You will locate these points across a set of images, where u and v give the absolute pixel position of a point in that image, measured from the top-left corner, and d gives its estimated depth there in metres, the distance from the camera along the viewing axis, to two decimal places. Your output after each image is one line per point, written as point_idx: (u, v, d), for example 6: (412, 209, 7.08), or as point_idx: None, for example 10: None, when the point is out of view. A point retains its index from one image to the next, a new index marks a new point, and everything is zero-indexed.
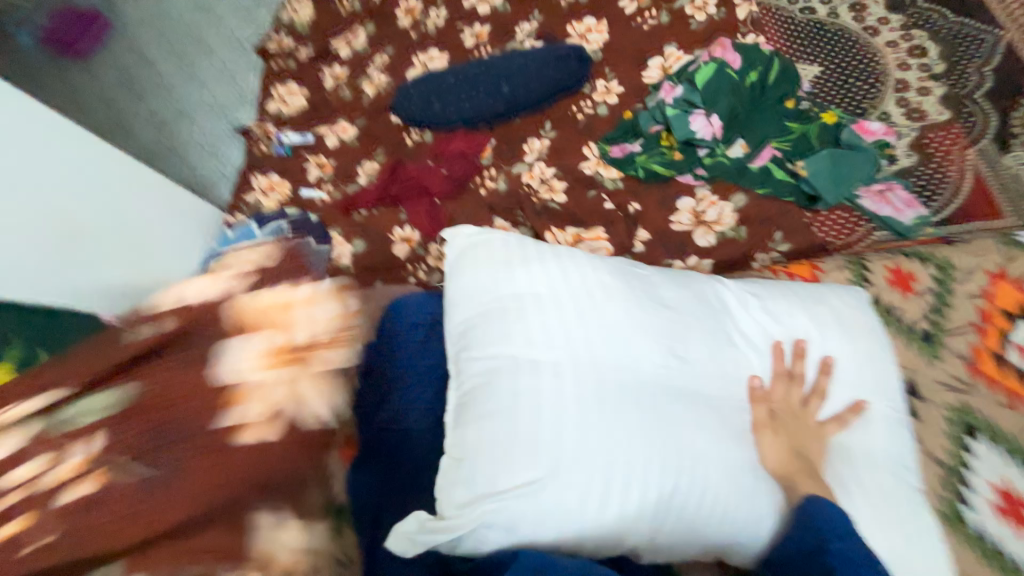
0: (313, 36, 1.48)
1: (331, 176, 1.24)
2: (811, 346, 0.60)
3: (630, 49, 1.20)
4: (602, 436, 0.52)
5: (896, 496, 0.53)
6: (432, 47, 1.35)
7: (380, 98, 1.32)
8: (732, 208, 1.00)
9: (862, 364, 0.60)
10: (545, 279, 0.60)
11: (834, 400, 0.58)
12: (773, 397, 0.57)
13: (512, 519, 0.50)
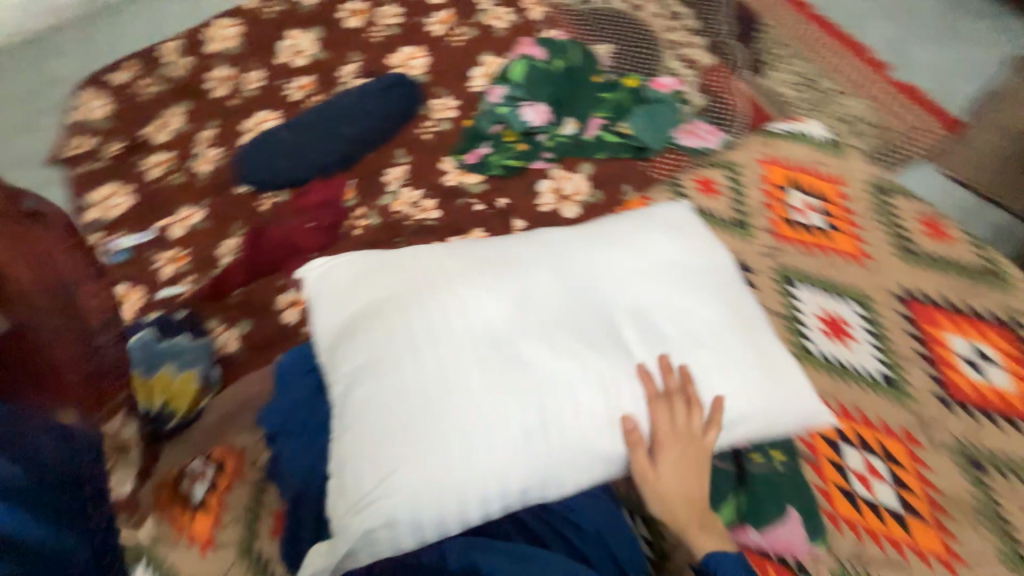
0: (19, 77, 1.08)
1: (179, 261, 0.90)
2: (652, 252, 0.62)
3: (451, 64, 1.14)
4: (470, 401, 0.50)
5: (761, 381, 0.57)
6: (216, 66, 1.12)
7: (175, 144, 1.03)
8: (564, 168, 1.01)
9: (695, 264, 0.63)
10: (389, 271, 0.58)
11: (686, 293, 0.60)
12: (632, 308, 0.58)
13: (405, 516, 0.48)
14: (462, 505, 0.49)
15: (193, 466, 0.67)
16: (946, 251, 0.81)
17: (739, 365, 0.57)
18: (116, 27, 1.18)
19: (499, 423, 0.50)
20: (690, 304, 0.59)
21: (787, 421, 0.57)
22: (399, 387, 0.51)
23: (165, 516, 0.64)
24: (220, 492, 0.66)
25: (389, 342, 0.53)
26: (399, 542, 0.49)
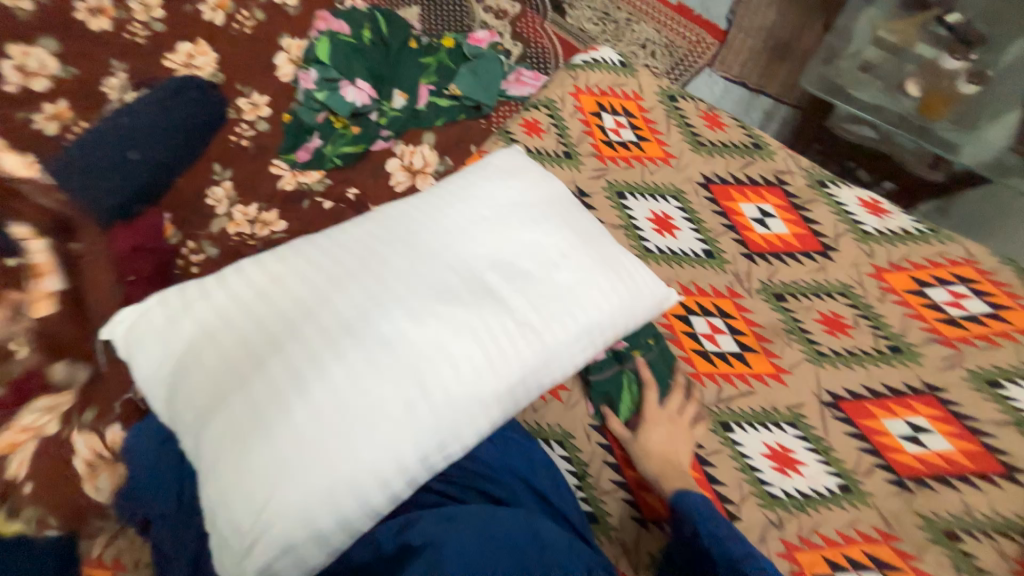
0: (73, 104, 1.20)
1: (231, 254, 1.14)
2: (488, 190, 0.73)
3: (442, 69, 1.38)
4: (338, 390, 0.54)
5: (617, 302, 0.68)
6: (249, 91, 1.30)
7: (227, 152, 1.23)
8: (553, 141, 0.97)
9: (532, 216, 0.71)
10: (224, 289, 0.60)
11: (516, 224, 0.69)
12: (499, 266, 0.65)
13: (296, 527, 0.50)
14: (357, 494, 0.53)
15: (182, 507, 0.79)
16: (855, 344, 0.83)
17: (600, 293, 0.67)
18: (162, 51, 1.30)
19: (375, 403, 0.54)
20: (535, 229, 0.70)
21: (634, 307, 0.70)
22: (259, 401, 0.53)
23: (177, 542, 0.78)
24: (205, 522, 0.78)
25: (234, 362, 0.55)
26: (307, 557, 0.52)
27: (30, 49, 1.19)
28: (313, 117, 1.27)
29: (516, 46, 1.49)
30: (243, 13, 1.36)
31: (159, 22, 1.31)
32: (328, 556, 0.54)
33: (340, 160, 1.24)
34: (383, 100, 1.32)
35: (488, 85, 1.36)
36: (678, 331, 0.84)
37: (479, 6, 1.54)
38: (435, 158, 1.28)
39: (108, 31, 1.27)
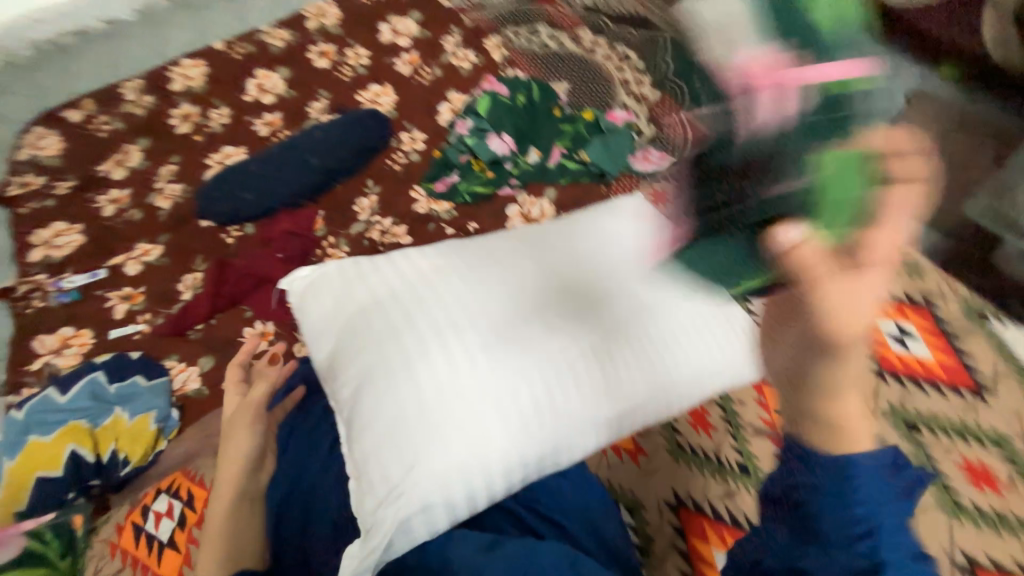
0: (283, 117, 1.55)
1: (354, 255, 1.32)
2: (599, 238, 0.85)
3: (572, 132, 1.50)
4: (454, 376, 0.68)
5: (689, 356, 0.77)
6: (412, 128, 1.54)
7: (378, 172, 1.46)
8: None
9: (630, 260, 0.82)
10: (376, 279, 0.77)
11: (619, 271, 0.80)
12: (595, 308, 0.77)
13: (415, 492, 0.65)
14: (458, 472, 0.66)
15: None
16: None
17: (676, 345, 0.77)
18: (358, 89, 1.62)
19: (478, 394, 0.68)
20: (628, 277, 0.80)
21: (708, 370, 0.78)
22: (394, 366, 0.69)
23: None
24: None
25: (379, 331, 0.72)
26: (427, 519, 0.67)
27: (270, 73, 1.62)
28: (458, 157, 1.46)
29: (650, 128, 1.59)
30: (425, 69, 1.66)
31: (363, 68, 1.66)
32: (441, 526, 0.68)
33: (470, 197, 1.39)
34: (520, 153, 1.46)
35: (614, 157, 1.45)
36: (774, 424, 0.84)
37: (623, 88, 1.67)
38: (552, 212, 1.39)
39: (326, 70, 1.65)
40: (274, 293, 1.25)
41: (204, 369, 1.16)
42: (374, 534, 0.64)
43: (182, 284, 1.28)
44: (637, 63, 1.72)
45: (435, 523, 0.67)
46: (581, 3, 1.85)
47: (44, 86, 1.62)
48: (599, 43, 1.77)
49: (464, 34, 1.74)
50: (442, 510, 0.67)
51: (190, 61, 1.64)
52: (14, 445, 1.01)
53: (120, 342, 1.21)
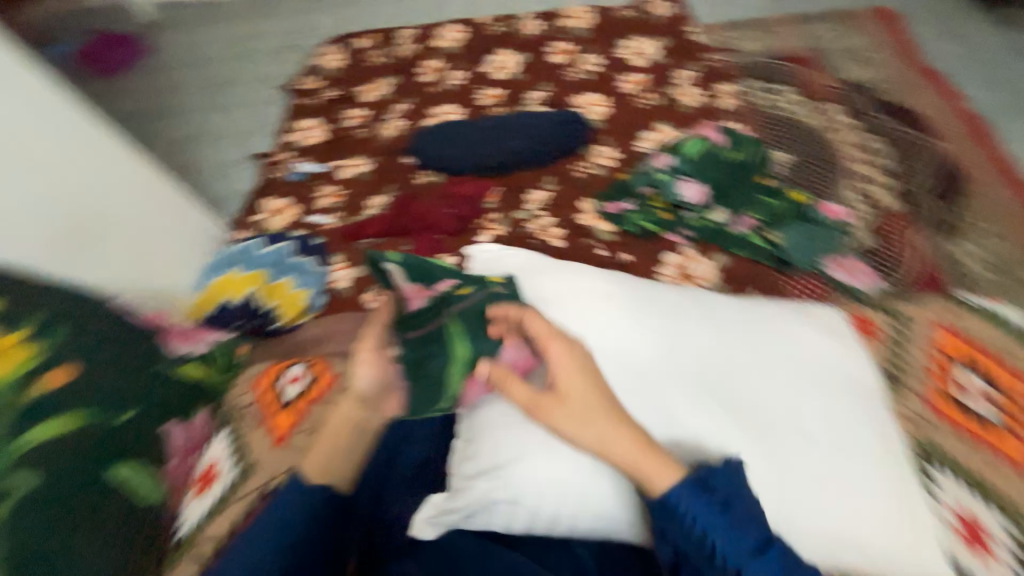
0: (504, 95, 1.69)
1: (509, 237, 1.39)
2: (802, 341, 0.72)
3: (774, 208, 1.35)
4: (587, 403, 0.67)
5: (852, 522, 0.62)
6: (610, 143, 1.55)
7: (562, 173, 1.50)
8: (882, 354, 0.83)
9: (827, 382, 0.69)
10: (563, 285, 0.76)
11: (809, 388, 0.68)
12: (763, 411, 0.66)
13: (505, 482, 0.67)
14: (555, 494, 0.66)
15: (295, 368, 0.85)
16: None
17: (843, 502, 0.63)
18: (578, 90, 1.67)
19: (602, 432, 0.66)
20: (832, 407, 0.67)
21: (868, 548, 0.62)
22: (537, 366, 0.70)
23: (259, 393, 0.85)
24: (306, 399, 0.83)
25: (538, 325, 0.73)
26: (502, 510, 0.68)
27: (510, 55, 1.78)
28: (642, 188, 1.42)
29: (868, 238, 1.34)
30: (648, 94, 1.63)
31: (590, 73, 1.70)
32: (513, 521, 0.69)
33: (636, 229, 1.36)
34: (706, 208, 1.37)
35: (808, 251, 1.28)
36: None
37: (855, 182, 1.45)
38: (714, 277, 1.28)
39: (557, 65, 1.74)
40: (432, 240, 1.38)
41: (355, 275, 1.34)
42: (460, 498, 0.69)
43: (370, 201, 1.50)
44: (884, 162, 1.48)
45: (512, 522, 0.67)
46: (844, 80, 1.66)
47: (355, 20, 2.08)
48: (847, 126, 1.56)
49: (703, 72, 1.68)
50: (524, 515, 0.67)
51: (456, 26, 1.88)
52: (220, 268, 1.28)
53: (311, 226, 1.46)
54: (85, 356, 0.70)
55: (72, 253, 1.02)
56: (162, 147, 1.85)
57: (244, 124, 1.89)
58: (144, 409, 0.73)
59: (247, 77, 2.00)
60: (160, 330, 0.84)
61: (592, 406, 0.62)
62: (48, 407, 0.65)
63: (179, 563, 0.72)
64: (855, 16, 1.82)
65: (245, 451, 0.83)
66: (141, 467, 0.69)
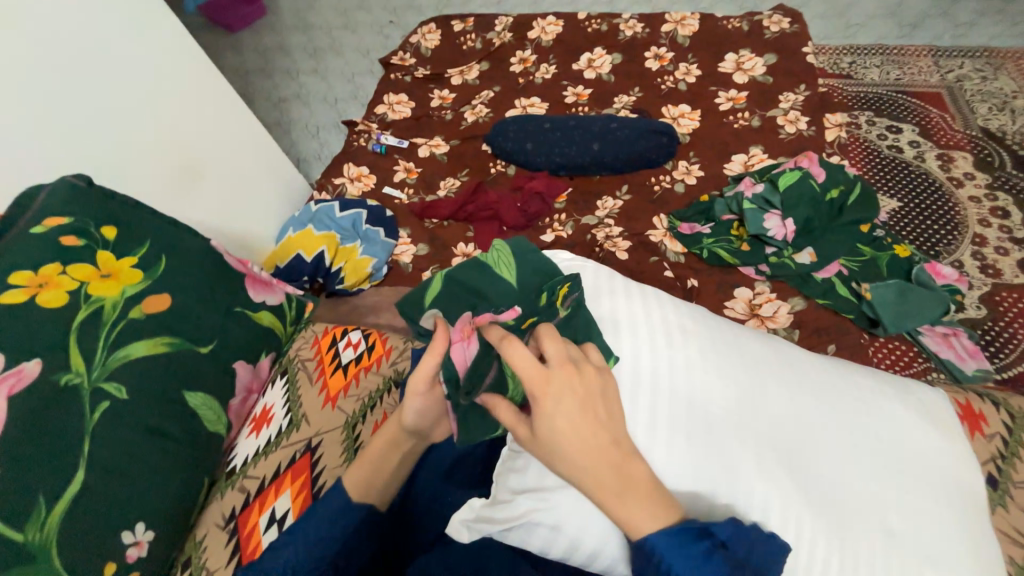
0: (591, 96, 1.65)
1: (574, 239, 1.36)
2: (913, 429, 0.60)
3: (869, 259, 1.23)
4: (647, 443, 0.56)
5: None
6: (694, 160, 1.47)
7: (639, 184, 1.44)
8: (983, 452, 0.65)
9: (941, 486, 0.56)
10: (630, 304, 0.69)
11: (920, 486, 0.55)
12: (861, 503, 0.53)
13: (542, 509, 0.57)
14: (604, 530, 0.55)
15: (352, 334, 0.87)
16: None
17: None
18: (669, 100, 1.59)
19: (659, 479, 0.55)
20: (929, 508, 0.54)
21: None
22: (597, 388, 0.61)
23: (318, 351, 0.84)
24: (358, 366, 0.82)
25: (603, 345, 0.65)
26: (531, 538, 0.58)
27: (605, 55, 1.73)
28: (723, 213, 1.33)
29: (976, 309, 1.20)
30: (745, 113, 1.52)
31: (685, 84, 1.61)
32: (540, 550, 0.59)
33: (707, 255, 1.29)
34: (791, 247, 1.26)
35: (905, 316, 1.13)
36: None
37: (971, 246, 1.28)
38: (786, 321, 1.18)
39: (652, 71, 1.67)
40: (496, 230, 1.38)
41: (418, 253, 1.37)
42: (500, 511, 0.58)
43: (443, 182, 1.53)
44: (1013, 226, 1.30)
45: (549, 547, 0.58)
46: (981, 127, 1.46)
47: (455, 5, 2.14)
48: (975, 178, 1.38)
49: (809, 98, 1.50)
50: (564, 544, 0.57)
51: (553, 18, 1.84)
52: (300, 224, 1.36)
53: (384, 197, 1.51)
54: (170, 286, 0.71)
55: (177, 181, 1.05)
56: (264, 105, 1.99)
57: (338, 91, 1.98)
58: (215, 346, 0.72)
59: (347, 48, 2.10)
60: (245, 273, 0.80)
61: (563, 434, 0.47)
62: (143, 334, 0.66)
63: (229, 493, 0.70)
64: (1007, 56, 1.59)
65: (298, 404, 0.77)
66: (204, 393, 0.70)
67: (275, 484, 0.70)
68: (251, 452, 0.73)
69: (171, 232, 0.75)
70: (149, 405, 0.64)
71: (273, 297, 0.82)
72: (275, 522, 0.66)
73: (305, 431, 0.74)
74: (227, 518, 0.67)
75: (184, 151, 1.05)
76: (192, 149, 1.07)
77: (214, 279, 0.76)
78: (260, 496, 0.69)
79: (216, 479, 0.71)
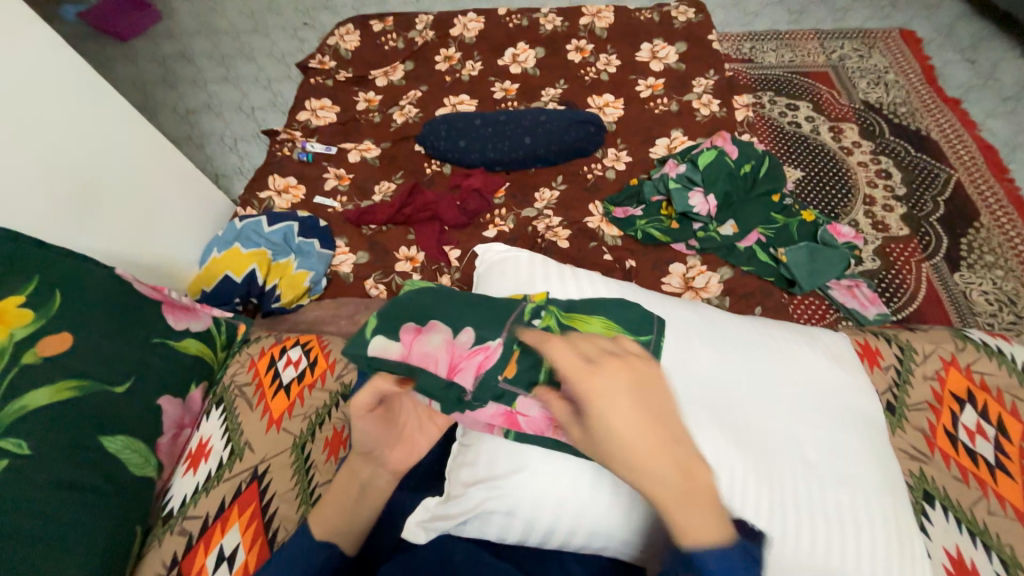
0: (519, 91, 1.67)
1: (515, 232, 1.38)
2: (819, 370, 0.67)
3: (782, 225, 1.35)
4: None
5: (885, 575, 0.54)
6: (622, 146, 1.53)
7: (573, 173, 1.49)
8: (881, 383, 0.73)
9: (846, 417, 0.63)
10: (566, 290, 0.72)
11: (828, 420, 0.62)
12: (783, 443, 0.59)
13: (499, 497, 0.58)
14: (556, 507, 0.57)
15: (292, 350, 0.82)
16: None
17: (871, 553, 0.54)
18: (593, 91, 1.65)
19: None
20: (838, 439, 0.61)
21: None
22: None
23: (255, 373, 0.79)
24: (302, 384, 0.78)
25: None
26: (490, 528, 0.59)
27: (528, 49, 1.76)
28: (652, 194, 1.41)
29: (872, 261, 1.35)
30: (664, 99, 1.60)
31: (607, 75, 1.68)
32: (502, 538, 0.59)
33: (642, 236, 1.35)
34: (715, 221, 1.35)
35: (816, 273, 1.26)
36: None
37: (863, 206, 1.44)
38: (718, 290, 1.27)
39: (575, 63, 1.71)
40: (438, 230, 1.37)
41: (359, 262, 1.33)
42: (456, 505, 0.58)
43: (377, 187, 1.49)
44: (894, 185, 1.48)
45: (507, 534, 0.59)
46: (863, 100, 1.64)
47: (372, 4, 2.08)
48: (861, 146, 1.55)
49: (718, 81, 1.61)
50: (519, 528, 0.58)
51: (474, 15, 1.84)
52: (225, 244, 1.28)
53: (316, 207, 1.45)
54: (72, 324, 0.64)
55: (69, 209, 0.94)
56: (170, 119, 1.83)
57: (254, 98, 1.86)
58: (132, 383, 0.66)
59: (260, 53, 1.98)
60: (162, 300, 0.74)
61: (613, 418, 0.44)
62: (43, 380, 0.59)
63: (168, 539, 0.64)
64: (877, 37, 1.79)
65: (239, 432, 0.73)
66: (124, 435, 0.64)
67: (220, 521, 0.65)
68: (189, 491, 0.68)
69: (67, 265, 0.68)
70: (58, 458, 0.58)
71: (198, 325, 0.77)
72: (224, 560, 0.61)
73: (250, 459, 0.70)
74: (168, 565, 0.62)
75: (74, 175, 0.94)
76: (84, 172, 0.96)
77: (126, 310, 0.70)
78: (204, 536, 0.64)
79: (151, 526, 0.65)
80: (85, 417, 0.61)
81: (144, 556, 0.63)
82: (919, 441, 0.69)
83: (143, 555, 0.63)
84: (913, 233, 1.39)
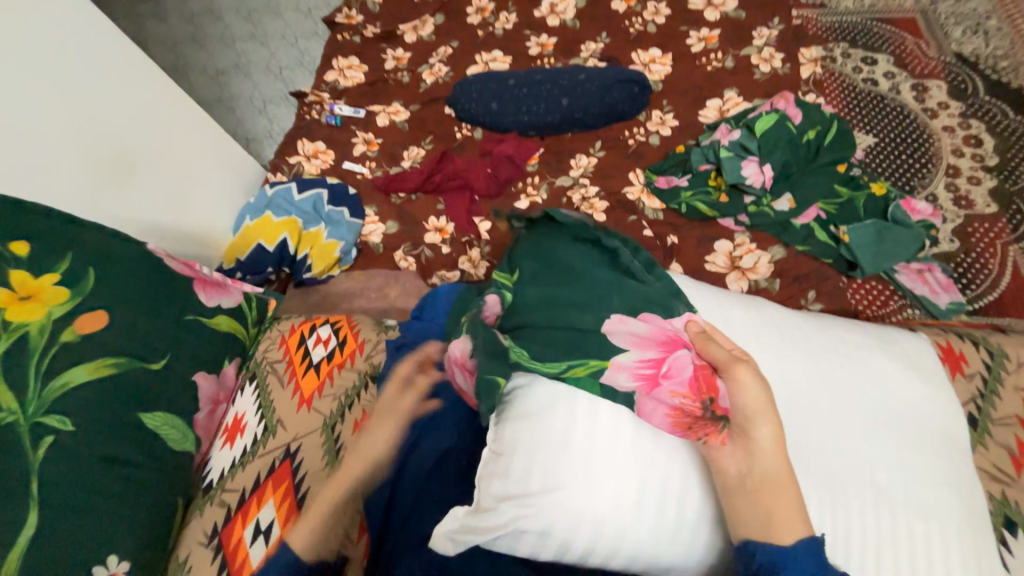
0: (556, 45, 1.54)
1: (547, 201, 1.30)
2: (893, 381, 0.59)
3: (847, 199, 1.21)
4: (616, 436, 0.57)
5: None
6: (668, 107, 1.39)
7: (613, 138, 1.37)
8: (963, 392, 0.65)
9: (922, 436, 0.56)
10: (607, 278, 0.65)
11: (901, 437, 0.56)
12: (849, 467, 0.53)
13: (532, 518, 0.54)
14: (593, 530, 0.54)
15: (322, 329, 0.81)
16: None
17: None
18: (638, 44, 1.49)
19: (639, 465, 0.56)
20: (913, 459, 0.54)
21: None
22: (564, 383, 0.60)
23: (286, 351, 0.78)
24: (331, 363, 0.77)
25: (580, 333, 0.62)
26: (519, 545, 0.56)
27: None
28: (699, 163, 1.28)
29: (949, 243, 1.20)
30: (718, 54, 1.44)
31: (655, 26, 1.51)
32: (531, 554, 0.56)
33: (686, 209, 1.25)
34: (769, 195, 1.23)
35: (882, 255, 1.13)
36: None
37: (945, 177, 1.27)
38: (767, 271, 1.17)
39: (620, 12, 1.55)
40: (467, 199, 1.31)
41: (388, 232, 1.30)
42: (485, 520, 0.55)
43: (407, 151, 1.43)
44: (985, 154, 1.29)
45: (540, 551, 0.56)
46: (955, 52, 1.42)
47: None
48: (949, 108, 1.35)
49: (784, 31, 1.44)
50: (554, 548, 0.55)
51: None
52: (256, 212, 1.27)
53: (345, 174, 1.41)
54: (107, 302, 0.64)
55: (106, 180, 0.94)
56: (200, 80, 1.80)
57: (282, 57, 1.80)
58: (167, 360, 0.67)
59: (286, 8, 1.90)
60: (194, 276, 0.74)
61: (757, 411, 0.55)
62: (82, 358, 0.60)
63: (208, 509, 0.66)
64: None
65: (271, 410, 0.73)
66: (162, 411, 0.65)
67: (256, 496, 0.66)
68: (226, 465, 0.70)
69: (100, 243, 0.67)
70: (99, 434, 0.59)
71: (233, 301, 0.77)
72: (260, 533, 0.63)
73: (283, 437, 0.71)
74: (209, 534, 0.64)
75: (109, 145, 0.93)
76: (117, 141, 0.95)
77: (157, 287, 0.69)
78: (241, 508, 0.65)
79: (193, 495, 0.68)
80: (125, 395, 0.62)
81: (188, 524, 0.66)
82: (1002, 462, 0.61)
83: (186, 524, 0.66)
84: (1003, 209, 1.23)
